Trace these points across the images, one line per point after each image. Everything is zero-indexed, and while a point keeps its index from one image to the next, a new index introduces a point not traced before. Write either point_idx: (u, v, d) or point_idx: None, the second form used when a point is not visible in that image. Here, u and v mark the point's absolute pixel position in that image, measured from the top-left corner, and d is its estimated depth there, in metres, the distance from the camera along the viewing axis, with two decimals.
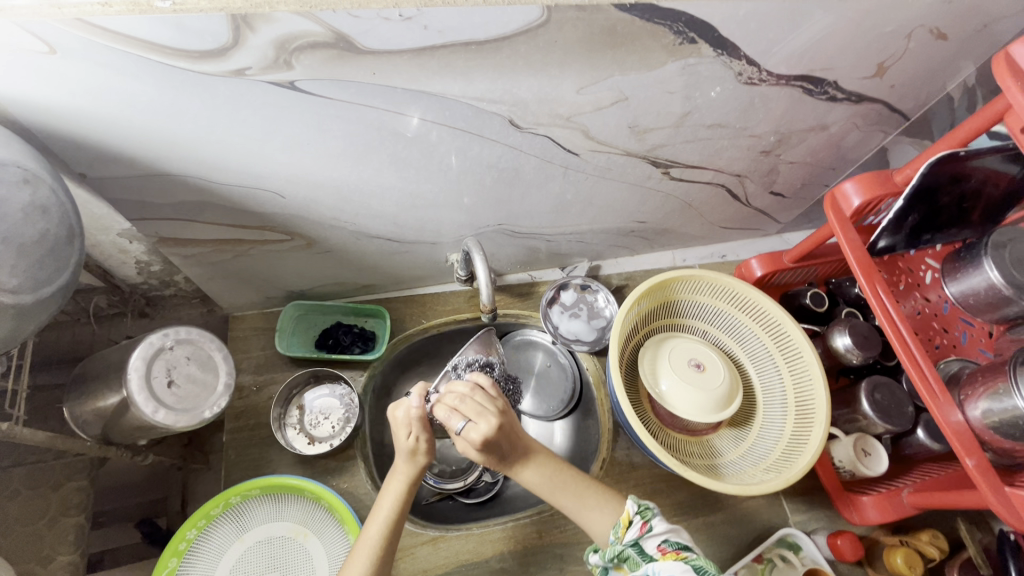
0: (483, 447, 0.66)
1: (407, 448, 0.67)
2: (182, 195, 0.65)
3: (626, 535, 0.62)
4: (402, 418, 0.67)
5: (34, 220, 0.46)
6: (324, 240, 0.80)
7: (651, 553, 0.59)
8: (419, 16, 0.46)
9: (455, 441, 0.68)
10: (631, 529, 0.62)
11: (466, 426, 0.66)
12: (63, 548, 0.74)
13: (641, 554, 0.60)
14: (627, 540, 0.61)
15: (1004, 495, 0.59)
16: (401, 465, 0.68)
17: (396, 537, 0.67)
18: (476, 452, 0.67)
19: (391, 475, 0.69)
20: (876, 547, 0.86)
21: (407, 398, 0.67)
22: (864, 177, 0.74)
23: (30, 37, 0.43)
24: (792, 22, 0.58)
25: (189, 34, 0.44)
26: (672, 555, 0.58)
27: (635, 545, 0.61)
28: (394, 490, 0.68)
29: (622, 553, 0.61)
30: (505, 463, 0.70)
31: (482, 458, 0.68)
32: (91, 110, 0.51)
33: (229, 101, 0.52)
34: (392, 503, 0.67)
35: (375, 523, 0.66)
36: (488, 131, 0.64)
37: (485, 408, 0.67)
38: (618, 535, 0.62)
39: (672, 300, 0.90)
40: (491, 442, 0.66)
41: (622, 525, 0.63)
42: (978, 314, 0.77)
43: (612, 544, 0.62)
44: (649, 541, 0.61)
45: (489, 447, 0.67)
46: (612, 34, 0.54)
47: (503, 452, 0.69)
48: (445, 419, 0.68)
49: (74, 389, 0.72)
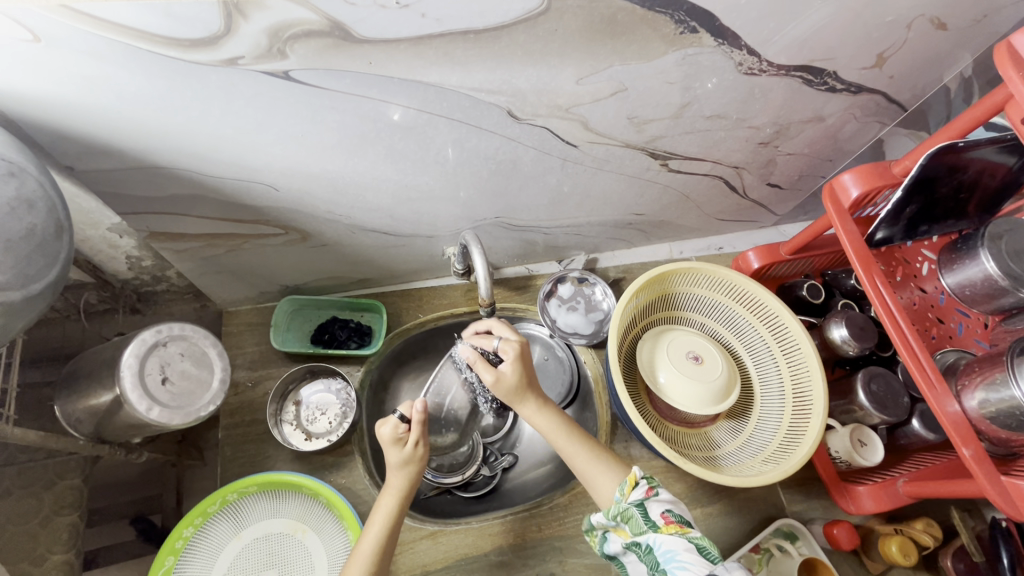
0: (520, 357, 0.73)
1: (398, 461, 0.68)
2: (173, 188, 0.63)
3: (632, 494, 0.62)
4: (389, 435, 0.67)
5: (20, 215, 0.45)
6: (318, 234, 0.79)
7: (655, 521, 0.59)
8: (417, 4, 0.45)
9: (485, 367, 0.72)
10: (637, 490, 0.62)
11: (500, 341, 0.75)
12: (58, 547, 0.73)
13: (645, 519, 0.60)
14: (631, 500, 0.61)
15: (1000, 483, 0.60)
16: (392, 481, 0.68)
17: (388, 552, 0.66)
18: (513, 364, 0.72)
19: (382, 491, 0.69)
20: (871, 536, 0.85)
21: (392, 415, 0.68)
22: (862, 168, 0.73)
23: (14, 25, 0.41)
24: (794, 11, 0.58)
25: (180, 22, 0.43)
26: (675, 526, 0.58)
27: (640, 506, 0.61)
28: (385, 507, 0.67)
29: (625, 511, 0.61)
30: (525, 394, 0.73)
31: (517, 376, 0.72)
32: (77, 101, 0.50)
33: (221, 91, 0.51)
34: (384, 518, 0.66)
35: (369, 537, 0.66)
36: (486, 123, 0.63)
37: (514, 330, 0.79)
38: (623, 492, 0.62)
39: (670, 292, 0.90)
40: (524, 356, 0.74)
41: (628, 484, 0.62)
42: (974, 304, 0.77)
43: (617, 502, 0.62)
44: (653, 506, 0.61)
45: (523, 359, 0.73)
46: (612, 24, 0.53)
47: (529, 378, 0.74)
48: (470, 355, 0.73)
49: (64, 387, 0.71)
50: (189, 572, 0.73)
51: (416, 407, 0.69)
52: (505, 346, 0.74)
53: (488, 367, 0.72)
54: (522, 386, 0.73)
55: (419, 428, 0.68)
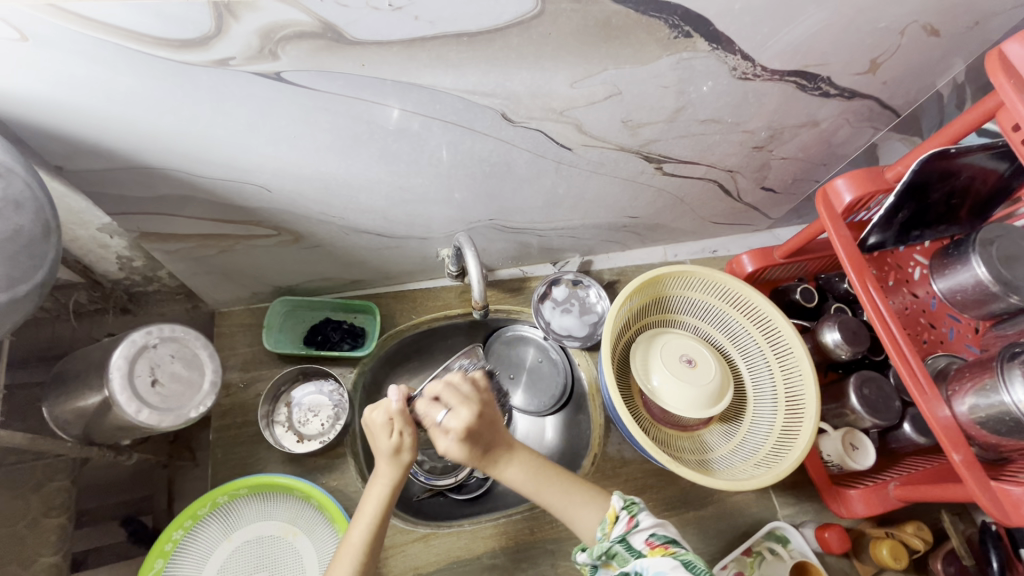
0: (466, 433, 0.66)
1: (389, 448, 0.65)
2: (164, 188, 0.63)
3: (614, 530, 0.62)
4: (379, 421, 0.66)
5: (6, 216, 0.44)
6: (311, 235, 0.78)
7: (639, 548, 0.59)
8: (409, 6, 0.45)
9: (436, 435, 0.67)
10: (618, 524, 0.62)
11: (447, 415, 0.67)
12: (47, 549, 0.73)
13: (629, 550, 0.60)
14: (614, 536, 0.61)
15: (990, 489, 0.60)
16: (382, 467, 0.66)
17: (380, 539, 0.66)
18: (459, 442, 0.66)
19: (374, 478, 0.67)
20: (862, 539, 0.87)
21: (385, 402, 0.67)
22: (855, 173, 0.74)
23: (1, 24, 0.41)
24: (788, 16, 0.58)
25: (170, 22, 0.43)
26: (660, 550, 0.57)
27: (623, 541, 0.61)
28: (377, 494, 0.66)
29: (609, 549, 0.61)
30: (485, 460, 0.69)
31: (463, 454, 0.67)
32: (65, 101, 0.49)
33: (213, 92, 0.51)
34: (374, 508, 0.65)
35: (358, 528, 0.65)
36: (480, 125, 0.63)
37: (467, 397, 0.69)
38: (605, 531, 0.62)
39: (664, 295, 0.90)
40: (473, 430, 0.67)
41: (609, 519, 0.63)
42: (965, 309, 0.78)
43: (600, 542, 0.62)
44: (637, 536, 0.60)
45: (471, 437, 0.67)
46: (606, 28, 0.53)
47: (479, 453, 0.68)
48: (424, 414, 0.68)
49: (53, 389, 0.70)
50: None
51: (394, 395, 0.67)
52: (450, 423, 0.66)
53: (442, 436, 0.67)
54: (478, 452, 0.68)
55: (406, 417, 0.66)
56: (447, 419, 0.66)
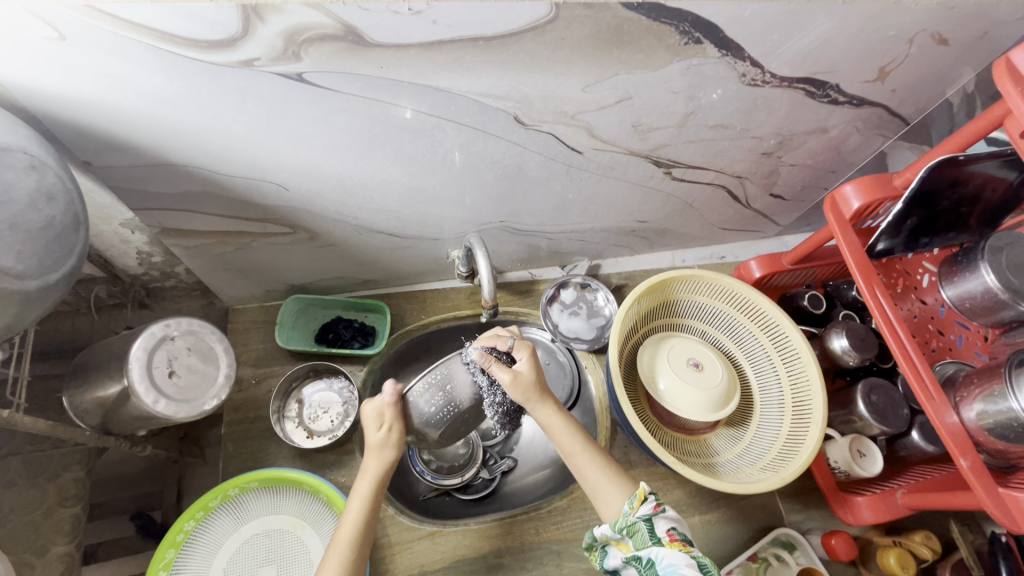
0: (535, 355, 0.71)
1: (377, 443, 0.67)
2: (186, 185, 0.65)
3: (641, 509, 0.61)
4: (372, 413, 0.67)
5: (40, 207, 0.46)
6: (326, 234, 0.80)
7: (660, 536, 0.60)
8: (428, 11, 0.46)
9: (501, 368, 0.67)
10: (645, 504, 0.61)
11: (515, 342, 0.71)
12: (59, 539, 0.74)
13: (651, 534, 0.60)
14: (640, 514, 0.61)
15: (998, 496, 0.60)
16: (369, 463, 0.68)
17: (369, 532, 0.67)
18: (530, 363, 0.70)
19: (362, 473, 0.69)
20: (870, 547, 0.85)
21: (377, 395, 0.67)
22: (863, 180, 0.74)
23: (39, 23, 0.43)
24: (797, 24, 0.59)
25: (199, 24, 0.44)
26: (678, 544, 0.58)
27: (648, 521, 0.61)
28: (365, 489, 0.68)
29: (632, 526, 0.61)
30: (542, 396, 0.71)
31: (532, 376, 0.69)
32: (97, 99, 0.51)
33: (237, 92, 0.52)
34: (362, 502, 0.67)
35: (348, 523, 0.66)
36: (493, 127, 0.64)
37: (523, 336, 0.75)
38: (631, 507, 0.62)
39: (671, 299, 0.91)
40: (538, 359, 0.72)
41: (636, 498, 0.62)
42: (974, 317, 0.78)
43: (624, 516, 0.61)
44: (660, 522, 0.61)
45: (536, 364, 0.71)
46: (619, 33, 0.54)
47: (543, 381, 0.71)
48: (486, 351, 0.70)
49: (72, 379, 0.72)
50: (188, 568, 0.73)
51: (387, 391, 0.65)
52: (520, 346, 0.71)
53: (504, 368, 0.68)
54: (539, 386, 0.70)
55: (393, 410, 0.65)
56: (516, 345, 0.71)
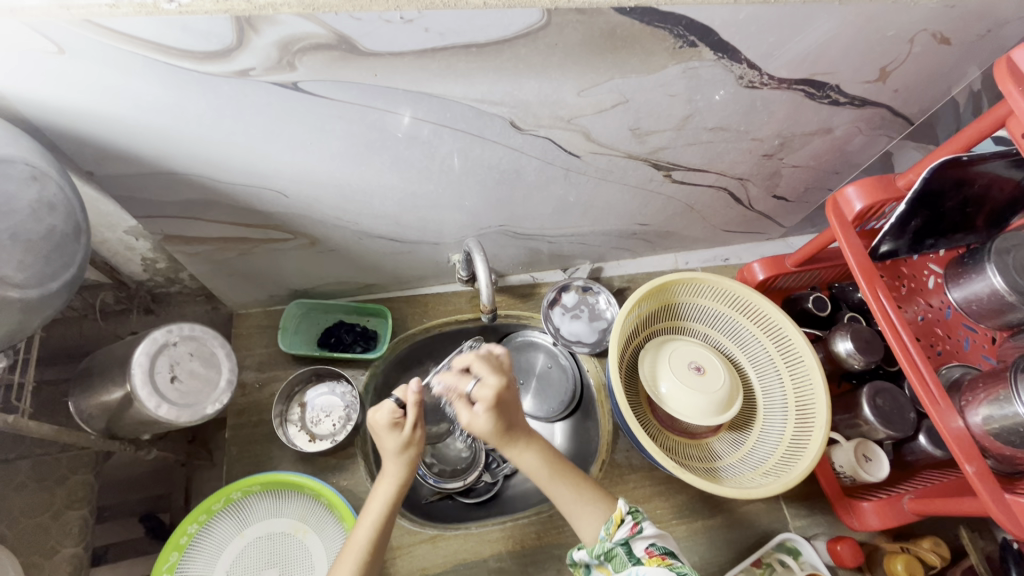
0: (493, 404, 0.65)
1: (396, 448, 0.67)
2: (187, 193, 0.66)
3: (617, 533, 0.61)
4: (385, 421, 0.65)
5: (41, 217, 0.47)
6: (326, 240, 0.81)
7: (639, 557, 0.59)
8: (420, 19, 0.47)
9: (462, 407, 0.67)
10: (621, 527, 0.62)
11: (476, 385, 0.66)
12: (68, 540, 0.76)
13: (629, 556, 0.60)
14: (616, 539, 0.61)
15: (1004, 502, 0.59)
16: (389, 467, 0.68)
17: (384, 537, 0.68)
18: (486, 412, 0.66)
19: (382, 478, 0.69)
20: (877, 553, 0.84)
21: (387, 401, 0.66)
22: (865, 181, 0.73)
23: (39, 37, 0.44)
24: (795, 26, 0.58)
25: (195, 36, 0.45)
26: (657, 559, 0.57)
27: (625, 545, 0.61)
28: (383, 494, 0.68)
29: (610, 551, 0.61)
30: (508, 435, 0.69)
31: (490, 428, 0.67)
32: (98, 110, 0.52)
33: (233, 101, 0.53)
34: (381, 505, 0.67)
35: (364, 526, 0.67)
36: (490, 133, 0.64)
37: (497, 368, 0.68)
38: (608, 532, 0.62)
39: (673, 303, 0.90)
40: (503, 402, 0.66)
41: (613, 522, 0.62)
42: (981, 319, 0.76)
43: (602, 542, 0.62)
44: (638, 542, 0.60)
45: (499, 408, 0.66)
46: (612, 38, 0.54)
47: (507, 425, 0.68)
48: (453, 384, 0.68)
49: (79, 383, 0.73)
50: (192, 570, 0.74)
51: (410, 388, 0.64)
52: (479, 392, 0.66)
53: (466, 406, 0.68)
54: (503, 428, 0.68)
55: (415, 412, 0.65)
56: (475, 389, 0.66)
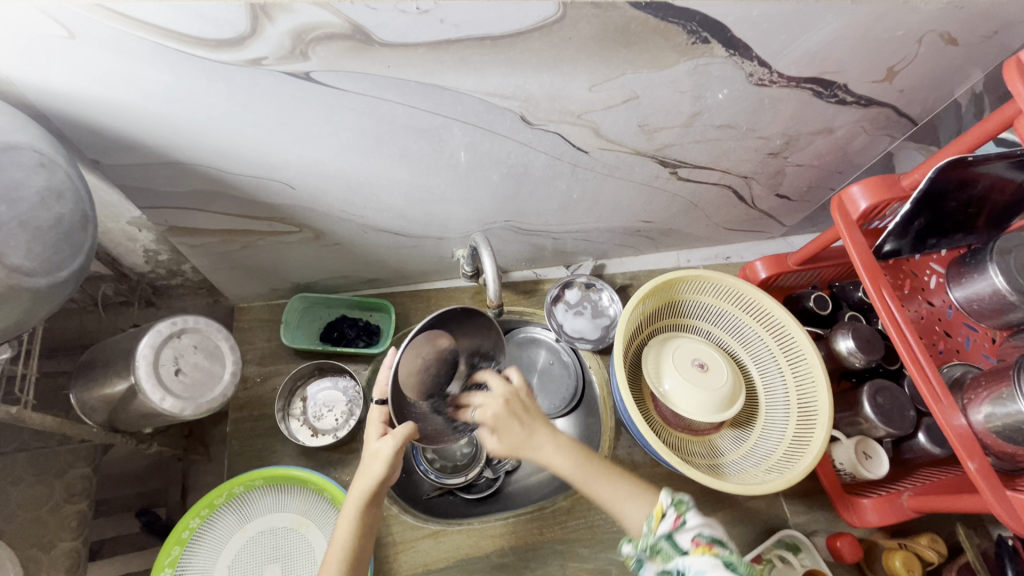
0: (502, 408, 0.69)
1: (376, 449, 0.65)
2: (193, 184, 0.65)
3: (660, 527, 0.59)
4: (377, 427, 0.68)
5: (49, 205, 0.46)
6: (331, 233, 0.80)
7: (686, 547, 0.56)
8: (436, 10, 0.46)
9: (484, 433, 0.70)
10: (664, 521, 0.59)
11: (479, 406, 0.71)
12: (65, 534, 0.76)
13: (675, 548, 0.57)
14: (660, 532, 0.59)
15: (1006, 498, 0.59)
16: (371, 465, 0.65)
17: (366, 536, 0.66)
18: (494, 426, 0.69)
19: (362, 473, 0.66)
20: (876, 548, 0.85)
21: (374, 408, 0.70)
22: (871, 180, 0.74)
23: (49, 21, 0.43)
24: (804, 24, 0.58)
25: (209, 23, 0.45)
26: (704, 548, 0.55)
27: (669, 538, 0.58)
28: (362, 486, 0.65)
29: (655, 544, 0.58)
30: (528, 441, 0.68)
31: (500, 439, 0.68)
32: (106, 98, 0.51)
33: (244, 91, 0.52)
34: (359, 496, 0.64)
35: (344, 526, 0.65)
36: (500, 127, 0.64)
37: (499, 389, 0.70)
38: (651, 527, 0.60)
39: (677, 300, 0.91)
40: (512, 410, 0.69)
41: (655, 517, 0.60)
42: (981, 319, 0.77)
43: (646, 536, 0.59)
44: (682, 534, 0.58)
45: (510, 416, 0.68)
46: (626, 33, 0.54)
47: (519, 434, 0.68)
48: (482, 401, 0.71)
49: (80, 375, 0.72)
50: (193, 565, 0.74)
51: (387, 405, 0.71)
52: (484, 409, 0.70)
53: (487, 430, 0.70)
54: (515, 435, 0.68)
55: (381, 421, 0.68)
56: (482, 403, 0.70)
